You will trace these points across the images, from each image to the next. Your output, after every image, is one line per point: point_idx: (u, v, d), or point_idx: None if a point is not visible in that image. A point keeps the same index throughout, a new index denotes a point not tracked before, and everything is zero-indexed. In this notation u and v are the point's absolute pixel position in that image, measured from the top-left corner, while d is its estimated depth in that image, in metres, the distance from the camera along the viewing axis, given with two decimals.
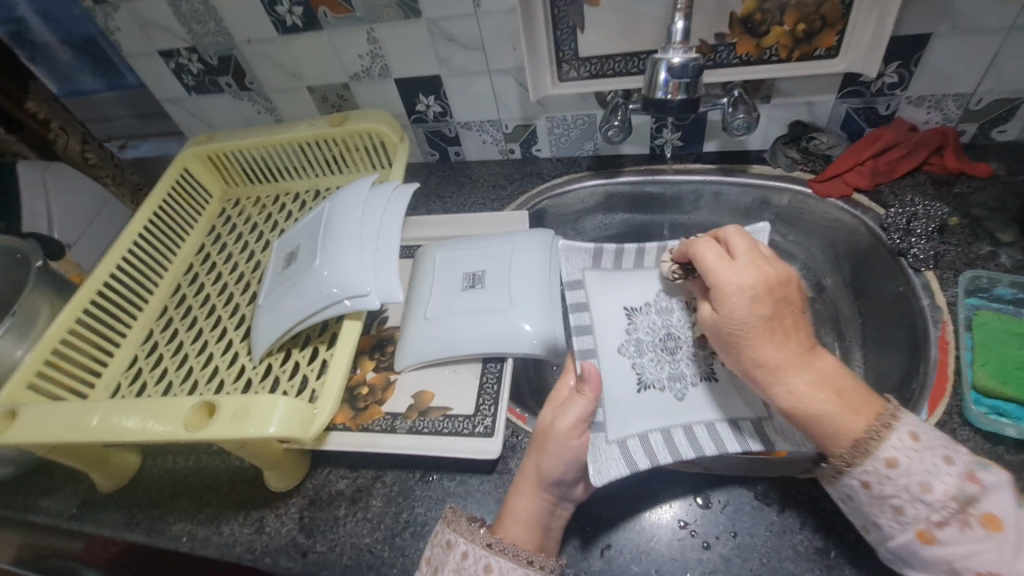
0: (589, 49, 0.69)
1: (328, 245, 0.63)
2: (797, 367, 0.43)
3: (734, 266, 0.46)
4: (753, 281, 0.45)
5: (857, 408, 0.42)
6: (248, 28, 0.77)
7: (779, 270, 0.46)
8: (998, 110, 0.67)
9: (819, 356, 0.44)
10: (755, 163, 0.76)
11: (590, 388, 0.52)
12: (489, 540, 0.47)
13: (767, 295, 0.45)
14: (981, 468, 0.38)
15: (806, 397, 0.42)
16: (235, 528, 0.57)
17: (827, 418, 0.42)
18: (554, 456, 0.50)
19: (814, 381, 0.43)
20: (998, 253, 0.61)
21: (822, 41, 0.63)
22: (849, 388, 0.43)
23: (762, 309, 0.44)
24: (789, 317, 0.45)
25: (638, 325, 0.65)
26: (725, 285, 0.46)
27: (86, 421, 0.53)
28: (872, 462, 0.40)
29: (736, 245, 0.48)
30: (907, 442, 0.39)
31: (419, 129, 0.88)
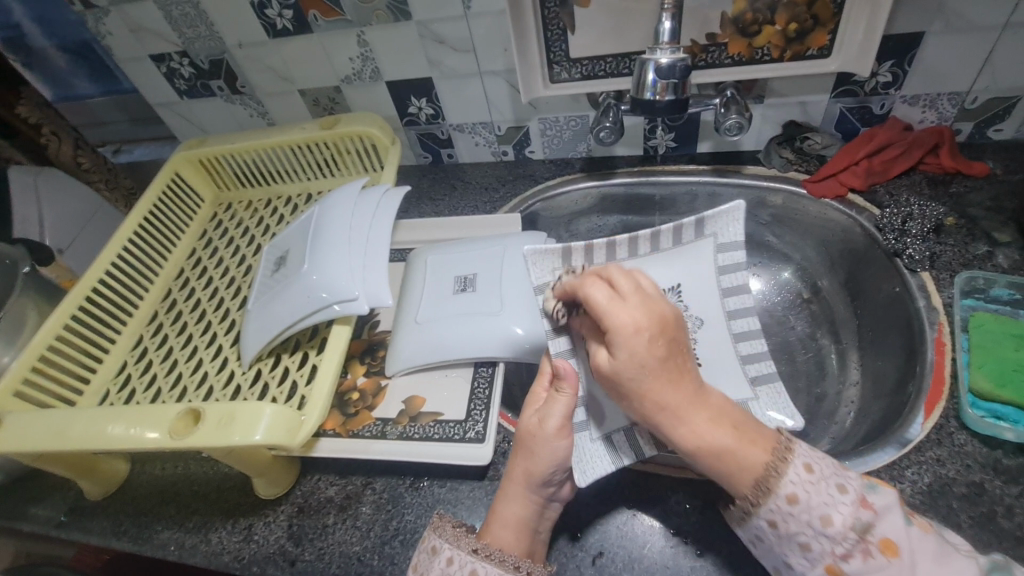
0: (581, 51, 0.69)
1: (318, 249, 0.62)
2: (695, 409, 0.40)
3: (626, 301, 0.41)
4: (648, 321, 0.40)
5: (750, 438, 0.40)
6: (238, 32, 0.77)
7: (664, 308, 0.41)
8: (994, 108, 0.66)
9: (710, 391, 0.42)
10: (749, 164, 0.75)
11: (569, 384, 0.49)
12: (475, 546, 0.46)
13: (661, 335, 0.40)
14: (869, 491, 0.39)
15: (708, 435, 0.40)
16: (223, 535, 0.56)
17: (729, 453, 0.40)
18: (542, 458, 0.48)
19: (713, 420, 0.40)
20: (994, 253, 0.60)
21: (814, 40, 0.62)
22: (742, 419, 0.41)
23: (658, 352, 0.39)
24: (678, 359, 0.40)
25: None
26: (622, 331, 0.39)
27: (72, 427, 0.52)
28: (774, 500, 0.39)
29: (620, 280, 0.42)
30: (803, 475, 0.39)
31: (412, 131, 0.87)
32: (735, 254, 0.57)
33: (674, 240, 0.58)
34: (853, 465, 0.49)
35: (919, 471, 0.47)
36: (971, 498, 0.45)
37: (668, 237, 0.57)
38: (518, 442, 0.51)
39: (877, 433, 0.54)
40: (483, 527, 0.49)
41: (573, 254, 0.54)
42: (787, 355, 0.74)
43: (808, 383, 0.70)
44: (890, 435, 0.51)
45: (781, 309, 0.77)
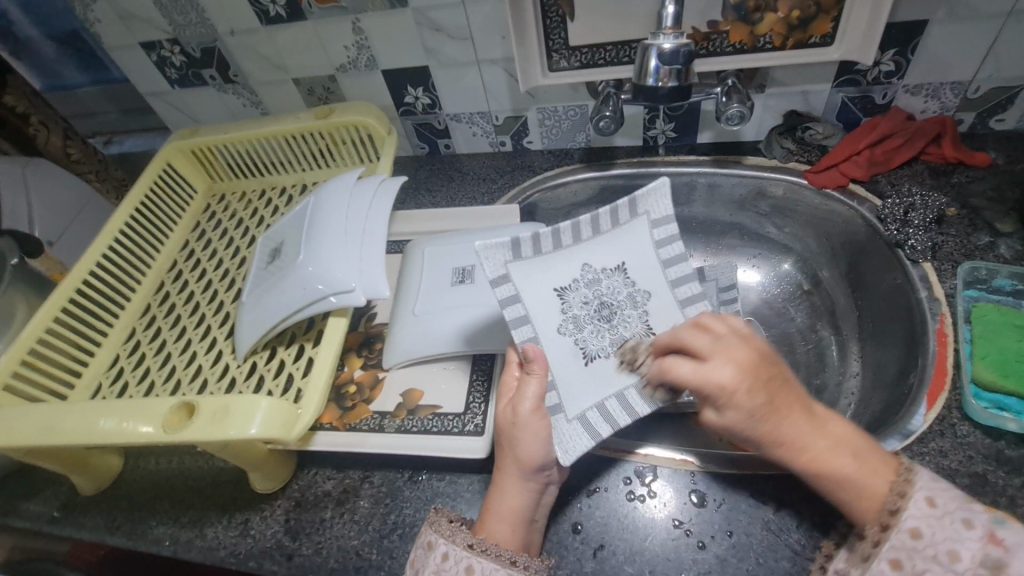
0: (580, 39, 0.68)
1: (312, 240, 0.61)
2: (814, 434, 0.41)
3: (711, 362, 0.41)
4: (740, 375, 0.40)
5: (872, 465, 0.40)
6: (230, 19, 0.76)
7: (744, 350, 0.42)
8: (996, 98, 0.65)
9: (823, 419, 0.42)
10: (749, 154, 0.74)
11: (539, 366, 0.50)
12: (472, 541, 0.45)
13: (758, 381, 0.40)
14: (998, 525, 0.36)
15: (830, 461, 0.40)
16: (219, 530, 0.56)
17: (850, 480, 0.40)
18: (527, 443, 0.48)
19: (833, 446, 0.40)
20: (996, 243, 0.60)
21: (817, 28, 0.61)
22: (864, 446, 0.41)
23: (762, 399, 0.40)
24: (787, 399, 0.41)
25: (573, 303, 0.57)
26: (720, 391, 0.40)
27: (63, 422, 0.51)
28: (897, 534, 0.37)
29: (696, 340, 0.44)
30: (924, 509, 0.37)
31: (408, 121, 0.86)
32: (668, 227, 0.57)
33: (615, 221, 0.58)
34: None
35: (921, 463, 0.47)
36: (973, 490, 0.45)
37: (609, 218, 0.58)
38: (500, 431, 0.50)
39: (879, 425, 0.54)
40: (479, 521, 0.48)
41: (521, 245, 0.56)
42: (787, 347, 0.73)
43: (808, 375, 0.70)
44: (891, 426, 0.51)
45: (780, 302, 0.76)
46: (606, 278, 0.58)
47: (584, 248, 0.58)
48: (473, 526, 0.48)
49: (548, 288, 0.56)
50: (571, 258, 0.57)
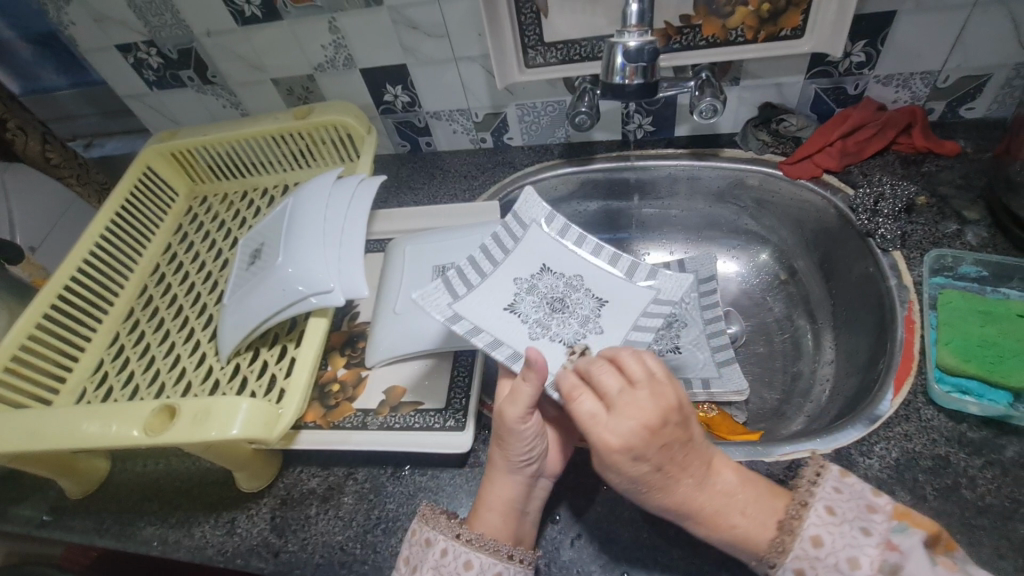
0: (554, 34, 0.68)
1: (292, 241, 0.62)
2: (705, 487, 0.41)
3: (614, 421, 0.40)
4: (637, 438, 0.39)
5: (762, 517, 0.41)
6: (206, 20, 0.75)
7: (652, 411, 0.40)
8: (965, 87, 0.67)
9: (718, 471, 0.42)
10: (726, 147, 0.75)
11: (538, 371, 0.46)
12: (461, 532, 0.47)
13: (652, 445, 0.39)
14: (895, 533, 0.38)
15: (718, 513, 0.41)
16: (207, 529, 0.56)
17: (738, 534, 0.40)
18: (516, 445, 0.47)
19: (724, 500, 0.41)
20: (964, 230, 0.61)
21: (787, 21, 0.62)
22: (755, 496, 0.42)
23: (646, 464, 0.40)
24: (681, 463, 0.41)
25: (527, 311, 0.57)
26: (610, 453, 0.40)
27: (46, 427, 0.52)
28: (799, 544, 0.39)
29: (604, 385, 0.42)
30: (824, 517, 0.39)
31: (388, 119, 0.86)
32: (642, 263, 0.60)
33: (577, 242, 0.62)
34: (826, 441, 0.50)
35: (889, 446, 0.48)
36: (937, 471, 0.47)
37: (572, 236, 0.63)
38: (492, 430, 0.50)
39: (850, 410, 0.56)
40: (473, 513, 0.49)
41: (499, 239, 0.62)
42: (765, 336, 0.75)
43: (786, 363, 0.71)
44: (861, 411, 0.52)
45: (759, 291, 0.78)
46: (540, 280, 0.59)
47: (541, 249, 0.61)
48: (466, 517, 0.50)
49: (507, 280, 0.59)
50: (528, 256, 0.61)
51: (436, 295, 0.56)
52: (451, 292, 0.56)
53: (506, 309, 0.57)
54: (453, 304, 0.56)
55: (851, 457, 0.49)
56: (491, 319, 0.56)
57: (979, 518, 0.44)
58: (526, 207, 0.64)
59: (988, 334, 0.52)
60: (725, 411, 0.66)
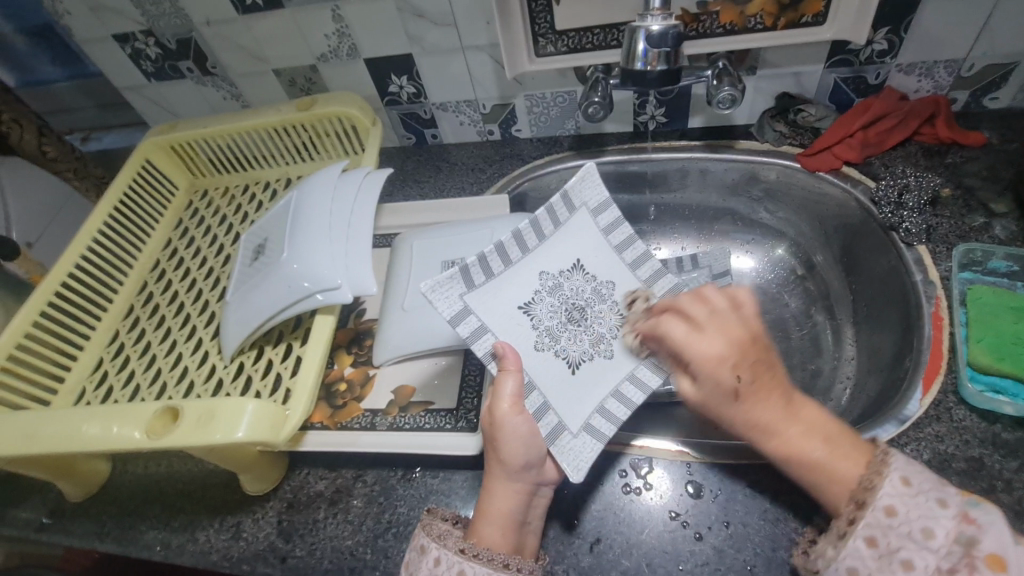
0: (567, 22, 0.66)
1: (297, 236, 0.60)
2: (786, 419, 0.40)
3: (705, 333, 0.40)
4: (728, 349, 0.39)
5: (843, 447, 0.39)
6: (206, 9, 0.73)
7: (738, 326, 0.40)
8: (990, 76, 0.65)
9: (800, 403, 0.41)
10: (741, 138, 0.73)
11: (511, 362, 0.49)
12: (462, 545, 0.44)
13: (744, 358, 0.39)
14: (971, 507, 0.37)
15: (800, 448, 0.39)
16: (211, 534, 0.55)
17: (821, 465, 0.39)
18: (510, 442, 0.47)
19: (805, 432, 0.40)
20: (991, 224, 0.59)
21: (809, 7, 0.60)
22: (836, 432, 0.41)
23: (745, 377, 0.39)
24: (768, 371, 0.40)
25: (541, 316, 0.54)
26: (706, 363, 0.40)
27: (43, 429, 0.50)
28: (872, 513, 0.37)
29: (693, 311, 0.42)
30: (900, 487, 0.37)
31: (393, 111, 0.84)
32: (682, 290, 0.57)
33: (636, 262, 0.58)
34: None
35: (918, 448, 0.47)
36: (970, 474, 0.45)
37: (633, 254, 0.58)
38: (483, 433, 0.49)
39: (874, 409, 0.54)
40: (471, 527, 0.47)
41: (540, 224, 0.56)
42: (781, 333, 0.73)
43: (803, 360, 0.70)
44: (888, 412, 0.50)
45: (774, 287, 0.76)
46: (567, 280, 0.56)
47: (580, 243, 0.57)
48: (467, 529, 0.48)
49: (533, 273, 0.55)
50: (563, 248, 0.56)
51: (449, 284, 0.51)
52: (467, 281, 0.52)
53: (520, 309, 0.54)
54: (465, 296, 0.52)
55: None
56: (502, 317, 0.53)
57: (1015, 522, 0.42)
58: (580, 187, 0.57)
59: (1021, 330, 0.50)
60: None
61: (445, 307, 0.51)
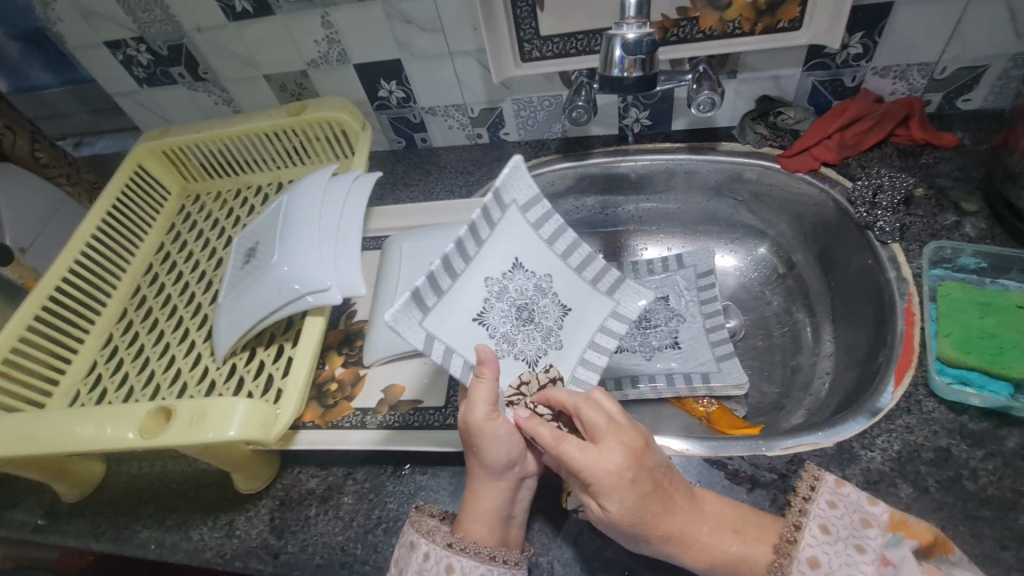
0: (551, 28, 0.67)
1: (287, 239, 0.61)
2: (694, 523, 0.42)
3: (600, 449, 0.42)
4: (625, 462, 0.41)
5: (756, 537, 0.42)
6: (196, 15, 0.74)
7: (632, 433, 0.43)
8: (962, 79, 0.67)
9: (703, 500, 0.45)
10: (723, 140, 0.75)
11: (488, 368, 0.46)
12: (450, 540, 0.46)
13: (639, 471, 0.42)
14: (889, 547, 0.39)
15: (714, 544, 0.42)
16: (205, 532, 0.56)
17: (737, 558, 0.41)
18: (487, 447, 0.46)
19: (712, 530, 0.42)
20: (962, 222, 0.61)
21: (785, 13, 0.62)
22: (741, 519, 0.43)
23: (643, 489, 0.41)
24: (665, 489, 0.43)
25: (495, 324, 0.54)
26: (604, 479, 0.41)
27: (39, 431, 0.50)
28: (799, 565, 0.40)
29: (590, 419, 0.45)
30: (818, 536, 0.41)
31: (383, 116, 0.85)
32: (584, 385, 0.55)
33: (595, 280, 0.57)
34: (826, 434, 0.50)
35: (889, 439, 0.48)
36: (938, 464, 0.46)
37: (594, 271, 0.57)
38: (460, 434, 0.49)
39: (850, 403, 0.55)
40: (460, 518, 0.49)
41: (590, 263, 0.57)
42: (764, 330, 0.75)
43: (784, 357, 0.71)
44: (861, 404, 0.52)
45: (757, 285, 0.78)
46: (550, 300, 0.56)
47: (584, 305, 0.57)
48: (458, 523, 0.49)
49: (546, 268, 0.56)
50: (577, 292, 0.57)
51: (524, 190, 0.55)
52: (524, 209, 0.55)
53: (472, 320, 0.52)
54: (512, 210, 0.54)
55: (853, 450, 0.48)
56: (500, 249, 0.54)
57: (981, 509, 0.44)
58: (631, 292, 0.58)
59: (986, 325, 0.52)
60: (724, 405, 0.66)
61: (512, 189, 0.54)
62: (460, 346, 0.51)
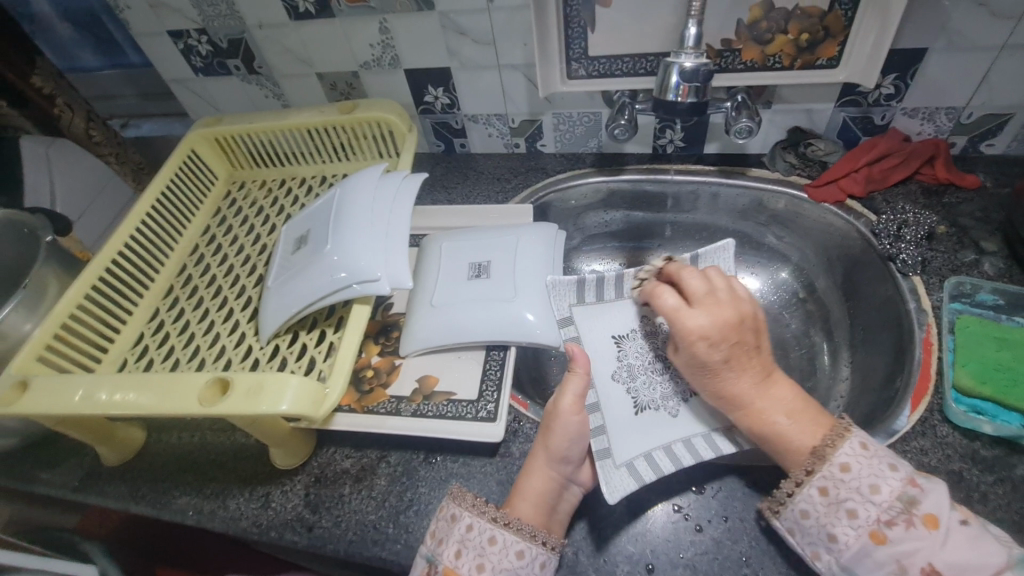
0: (599, 48, 0.71)
1: (339, 230, 0.64)
2: (760, 397, 0.50)
3: (694, 311, 0.51)
4: (712, 328, 0.50)
5: (803, 421, 0.48)
6: (261, 13, 0.78)
7: (730, 310, 0.51)
8: (987, 125, 0.70)
9: (776, 382, 0.51)
10: (753, 166, 0.79)
11: (580, 364, 0.55)
12: (495, 514, 0.49)
13: (721, 340, 0.50)
14: (918, 474, 0.43)
15: (766, 415, 0.49)
16: (241, 502, 0.59)
17: (781, 436, 0.48)
18: (560, 435, 0.53)
19: (776, 406, 0.49)
20: (981, 260, 0.64)
21: (824, 51, 0.65)
22: (804, 408, 0.49)
23: (718, 353, 0.50)
24: (744, 359, 0.50)
25: (628, 351, 0.63)
26: (686, 335, 0.51)
27: (99, 393, 0.53)
28: (828, 468, 0.45)
29: (691, 286, 0.54)
30: (858, 450, 0.45)
31: (426, 120, 0.89)
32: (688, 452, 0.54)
33: None
34: None
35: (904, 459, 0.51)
36: (949, 486, 0.49)
37: None
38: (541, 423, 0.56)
39: (865, 423, 0.58)
40: (509, 501, 0.52)
41: None
42: (782, 351, 0.77)
43: (801, 378, 0.74)
44: (878, 425, 0.54)
45: (777, 307, 0.80)
46: (661, 331, 0.63)
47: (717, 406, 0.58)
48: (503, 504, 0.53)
49: None
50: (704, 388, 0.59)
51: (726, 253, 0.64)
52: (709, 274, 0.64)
53: (613, 337, 0.64)
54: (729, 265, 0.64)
55: None
56: None
57: None
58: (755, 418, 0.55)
59: (1002, 358, 0.55)
60: None
61: (721, 264, 0.64)
62: (590, 341, 0.64)
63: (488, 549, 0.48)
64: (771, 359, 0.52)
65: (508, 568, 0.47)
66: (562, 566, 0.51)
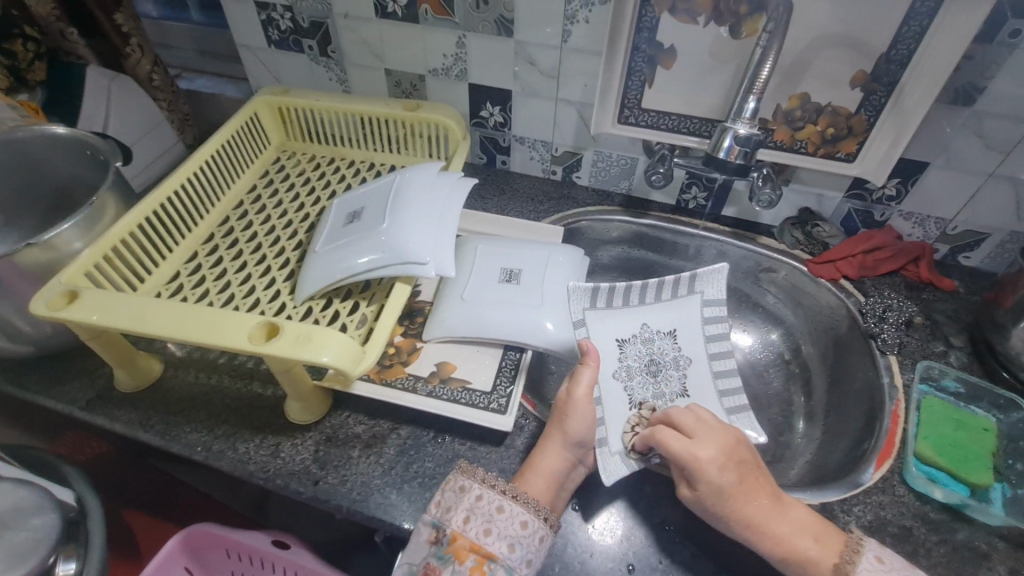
0: (651, 103, 0.79)
1: (394, 212, 0.69)
2: (775, 515, 0.52)
3: (699, 439, 0.53)
4: (717, 454, 0.52)
5: (829, 546, 0.50)
6: (350, 5, 0.84)
7: (726, 433, 0.54)
8: (968, 239, 0.80)
9: (789, 505, 0.53)
10: (763, 235, 0.87)
11: (592, 358, 0.61)
12: (505, 487, 0.53)
13: (728, 462, 0.52)
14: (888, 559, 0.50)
15: (792, 539, 0.50)
16: (250, 447, 0.61)
17: (810, 557, 0.49)
18: (577, 420, 0.58)
19: (795, 529, 0.51)
20: (949, 353, 0.73)
21: (844, 146, 0.75)
22: (823, 529, 0.52)
23: (729, 476, 0.51)
24: (750, 475, 0.53)
25: (629, 353, 0.72)
26: (697, 463, 0.51)
27: (149, 315, 0.55)
28: None
29: (684, 422, 0.55)
30: (875, 563, 0.49)
31: (476, 132, 0.96)
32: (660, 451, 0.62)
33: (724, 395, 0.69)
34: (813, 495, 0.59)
35: (865, 509, 0.57)
36: (900, 538, 0.55)
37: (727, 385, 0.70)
38: (553, 411, 0.60)
39: (833, 476, 0.65)
40: (520, 475, 0.56)
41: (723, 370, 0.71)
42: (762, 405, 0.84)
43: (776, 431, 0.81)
44: (846, 478, 0.61)
45: (763, 364, 0.87)
46: (659, 339, 0.73)
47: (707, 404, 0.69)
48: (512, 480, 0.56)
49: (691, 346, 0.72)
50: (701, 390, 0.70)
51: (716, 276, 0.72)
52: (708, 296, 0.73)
53: (617, 340, 0.73)
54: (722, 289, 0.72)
55: (834, 511, 0.57)
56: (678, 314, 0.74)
57: None
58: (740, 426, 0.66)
59: (957, 437, 0.63)
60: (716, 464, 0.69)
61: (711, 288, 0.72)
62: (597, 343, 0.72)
63: (495, 517, 0.51)
64: (773, 482, 0.55)
65: (511, 535, 0.50)
66: (551, 554, 0.55)
